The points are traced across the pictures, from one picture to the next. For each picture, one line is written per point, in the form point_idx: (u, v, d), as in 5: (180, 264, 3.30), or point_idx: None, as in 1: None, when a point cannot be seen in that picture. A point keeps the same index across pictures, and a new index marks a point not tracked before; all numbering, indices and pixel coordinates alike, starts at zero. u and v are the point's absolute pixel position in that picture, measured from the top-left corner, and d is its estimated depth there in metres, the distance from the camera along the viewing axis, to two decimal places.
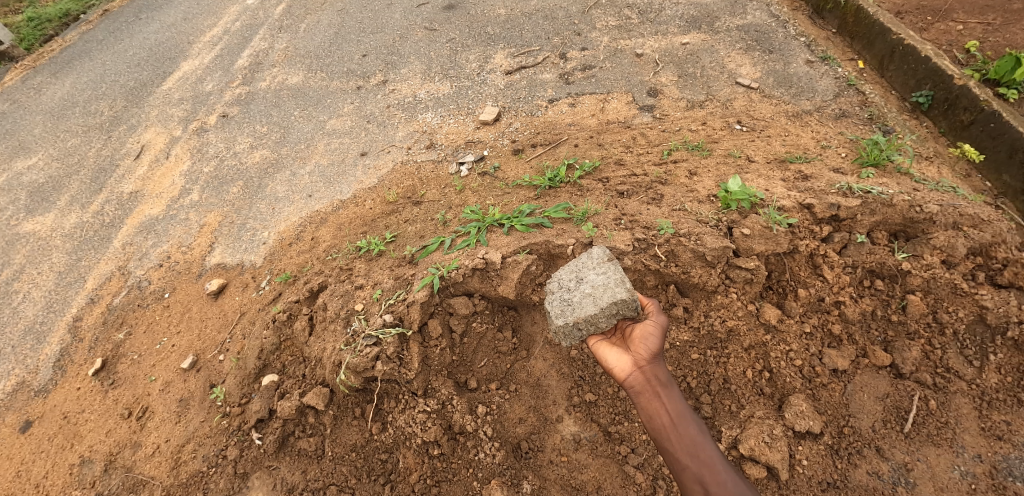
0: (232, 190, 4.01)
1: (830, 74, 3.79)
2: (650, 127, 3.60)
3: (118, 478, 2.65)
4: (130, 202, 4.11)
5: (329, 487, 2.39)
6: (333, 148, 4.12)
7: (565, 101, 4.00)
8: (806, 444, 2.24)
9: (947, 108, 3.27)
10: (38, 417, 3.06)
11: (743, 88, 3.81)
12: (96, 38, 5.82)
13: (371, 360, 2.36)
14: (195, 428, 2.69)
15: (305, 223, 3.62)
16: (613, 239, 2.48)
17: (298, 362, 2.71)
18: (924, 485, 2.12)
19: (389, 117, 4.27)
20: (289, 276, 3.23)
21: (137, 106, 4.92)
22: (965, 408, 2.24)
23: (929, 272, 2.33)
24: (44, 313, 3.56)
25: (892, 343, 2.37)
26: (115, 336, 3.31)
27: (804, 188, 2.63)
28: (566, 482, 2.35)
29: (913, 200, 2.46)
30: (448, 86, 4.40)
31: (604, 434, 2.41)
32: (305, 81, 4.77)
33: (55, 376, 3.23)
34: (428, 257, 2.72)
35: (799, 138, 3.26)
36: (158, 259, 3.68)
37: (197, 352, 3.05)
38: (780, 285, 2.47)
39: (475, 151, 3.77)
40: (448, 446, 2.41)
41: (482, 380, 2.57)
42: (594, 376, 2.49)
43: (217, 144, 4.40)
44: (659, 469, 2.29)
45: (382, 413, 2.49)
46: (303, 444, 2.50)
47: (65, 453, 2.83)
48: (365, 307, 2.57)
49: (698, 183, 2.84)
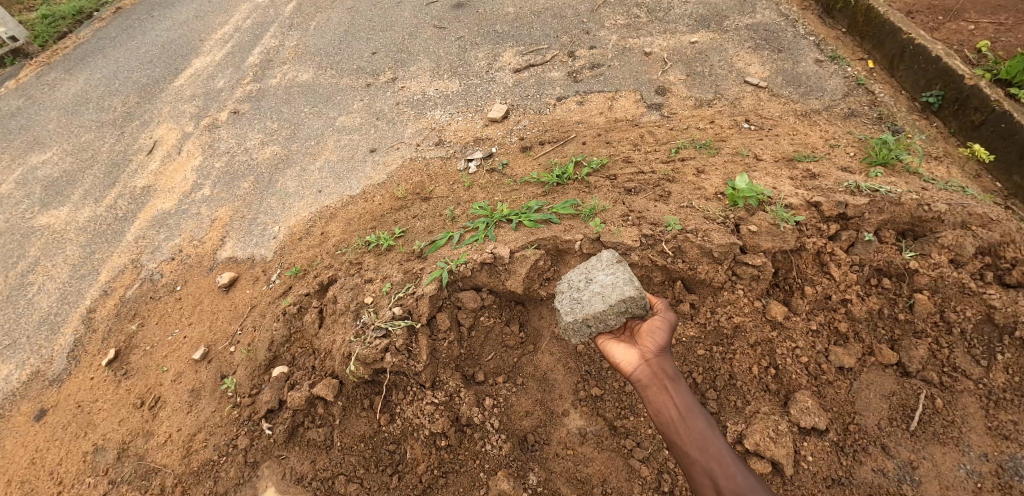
0: (243, 185, 4.06)
1: (839, 74, 3.78)
2: (657, 126, 3.62)
3: (130, 465, 2.70)
4: (142, 197, 4.18)
5: (338, 477, 2.43)
6: (343, 144, 4.17)
7: (573, 99, 4.03)
8: (812, 440, 2.24)
9: (957, 108, 3.26)
10: (53, 406, 3.11)
11: (752, 87, 3.82)
12: (109, 35, 5.90)
13: (380, 352, 2.40)
14: (206, 418, 2.74)
15: (315, 218, 3.67)
16: (621, 235, 2.49)
17: (307, 354, 2.75)
18: (929, 483, 2.13)
19: (399, 114, 4.30)
20: (299, 269, 3.27)
21: (150, 102, 4.99)
22: (971, 408, 2.23)
23: (937, 271, 2.34)
24: (58, 305, 3.63)
25: (898, 341, 2.38)
26: (128, 327, 3.36)
27: (812, 186, 2.64)
28: (572, 475, 2.38)
29: (921, 199, 2.46)
30: (457, 84, 4.43)
31: (609, 428, 2.43)
32: (316, 78, 4.82)
33: (69, 366, 3.29)
34: (437, 252, 2.75)
35: (807, 138, 3.26)
36: (170, 253, 3.74)
37: (209, 343, 3.10)
38: (787, 283, 2.47)
39: (483, 148, 3.81)
40: (455, 438, 2.45)
41: (489, 374, 2.60)
42: (600, 370, 2.51)
43: (228, 140, 4.45)
44: (665, 463, 2.30)
45: (390, 404, 2.52)
46: (312, 434, 2.54)
47: (78, 441, 2.88)
48: (374, 300, 2.60)
49: (705, 180, 2.85)
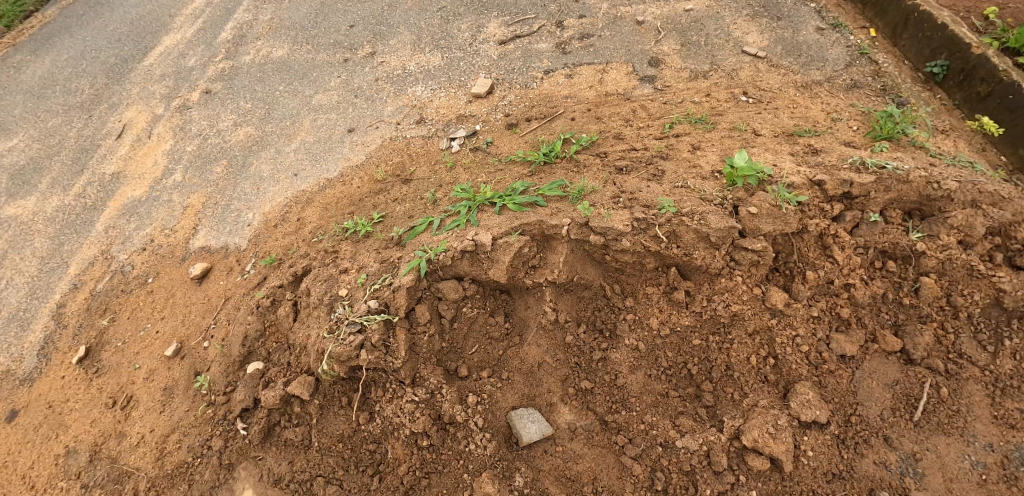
0: (216, 169, 3.85)
1: (841, 43, 3.58)
2: (650, 100, 3.42)
3: (103, 469, 2.56)
4: (112, 184, 3.95)
5: (316, 479, 2.31)
6: (319, 124, 3.94)
7: (562, 72, 3.81)
8: (812, 434, 2.13)
9: (962, 79, 3.06)
10: (23, 406, 2.96)
11: (750, 57, 3.62)
12: (76, 13, 5.54)
13: (355, 349, 2.25)
14: (180, 418, 2.61)
15: (291, 203, 3.48)
16: (611, 219, 2.32)
17: (283, 349, 2.61)
18: (933, 475, 2.03)
19: (378, 90, 4.07)
20: (274, 259, 3.11)
21: (118, 83, 4.70)
22: (977, 396, 2.14)
23: (945, 254, 2.22)
24: (28, 300, 3.44)
25: (903, 327, 2.27)
26: (99, 322, 3.19)
27: (815, 163, 2.47)
28: (561, 473, 2.23)
29: (930, 176, 2.31)
30: (439, 57, 4.19)
31: (600, 423, 2.31)
32: (290, 54, 4.54)
33: (40, 364, 3.13)
34: (416, 238, 2.59)
35: (808, 111, 3.07)
36: (141, 243, 3.55)
37: (182, 339, 2.94)
38: (787, 267, 2.33)
39: (467, 126, 3.61)
40: (437, 437, 2.31)
41: (474, 368, 2.47)
42: (590, 362, 2.42)
43: (201, 121, 4.21)
44: (658, 460, 2.18)
45: (369, 402, 2.40)
46: (289, 434, 2.41)
47: (49, 444, 2.74)
48: (349, 292, 2.44)
49: (701, 158, 2.68)
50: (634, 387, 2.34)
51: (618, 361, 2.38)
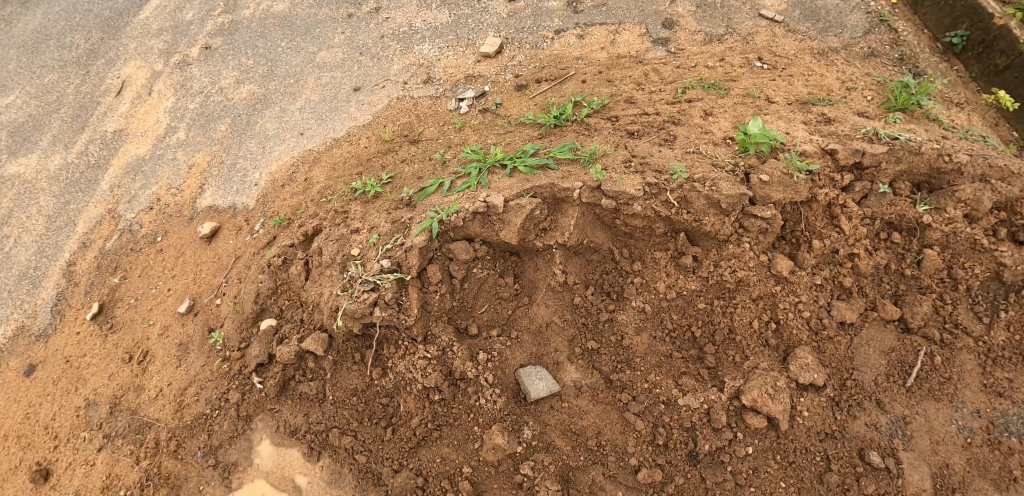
0: (220, 128, 3.80)
1: (861, 9, 3.50)
2: (663, 63, 3.37)
3: (124, 419, 2.66)
4: (115, 142, 3.91)
5: (332, 430, 2.43)
6: (325, 82, 3.88)
7: (573, 32, 3.72)
8: (808, 396, 2.22)
9: (982, 50, 3.01)
10: (41, 361, 3.04)
11: (766, 21, 3.54)
12: None
13: (368, 306, 2.31)
14: (196, 372, 2.70)
15: (297, 163, 3.47)
16: (624, 183, 2.32)
17: (296, 307, 2.68)
18: (921, 437, 2.13)
19: (383, 48, 3.98)
20: (282, 218, 3.12)
21: (114, 38, 4.57)
22: (968, 365, 2.23)
23: (950, 227, 2.25)
24: (37, 259, 3.47)
25: (903, 297, 2.33)
26: (111, 280, 3.24)
27: (828, 132, 2.47)
28: (566, 428, 2.34)
29: (942, 148, 2.31)
30: (446, 14, 4.08)
31: (605, 382, 2.40)
32: (292, 8, 4.40)
33: (54, 320, 3.18)
34: (428, 199, 2.60)
35: (823, 79, 3.03)
36: (148, 202, 3.55)
37: (194, 296, 3.00)
38: (794, 236, 2.36)
39: (475, 87, 3.56)
40: (449, 392, 2.41)
41: (483, 327, 2.54)
42: (596, 324, 2.49)
43: (202, 79, 4.12)
44: (660, 417, 2.28)
45: (382, 358, 2.48)
46: (303, 388, 2.51)
47: (70, 396, 2.83)
48: (361, 252, 2.47)
49: (713, 124, 2.67)
50: (638, 348, 2.41)
51: (624, 322, 2.45)
